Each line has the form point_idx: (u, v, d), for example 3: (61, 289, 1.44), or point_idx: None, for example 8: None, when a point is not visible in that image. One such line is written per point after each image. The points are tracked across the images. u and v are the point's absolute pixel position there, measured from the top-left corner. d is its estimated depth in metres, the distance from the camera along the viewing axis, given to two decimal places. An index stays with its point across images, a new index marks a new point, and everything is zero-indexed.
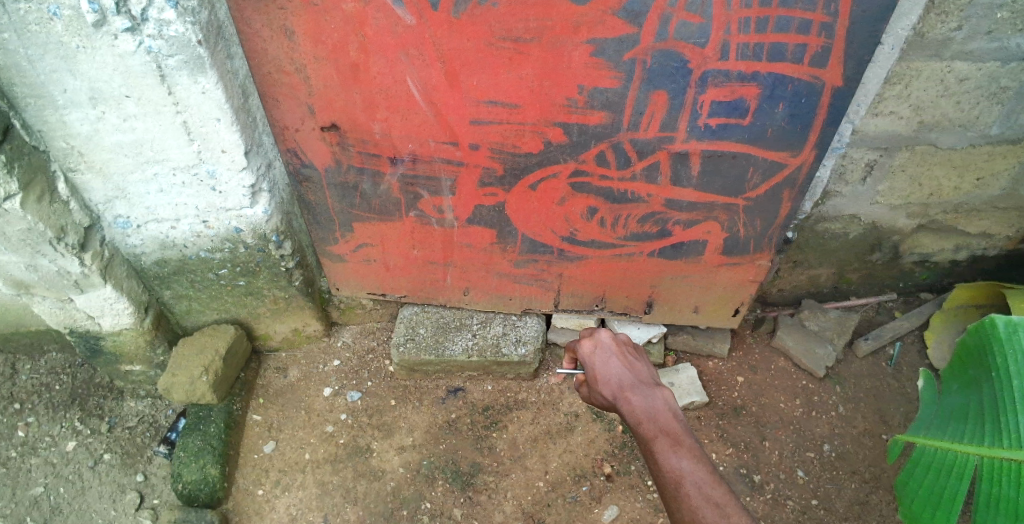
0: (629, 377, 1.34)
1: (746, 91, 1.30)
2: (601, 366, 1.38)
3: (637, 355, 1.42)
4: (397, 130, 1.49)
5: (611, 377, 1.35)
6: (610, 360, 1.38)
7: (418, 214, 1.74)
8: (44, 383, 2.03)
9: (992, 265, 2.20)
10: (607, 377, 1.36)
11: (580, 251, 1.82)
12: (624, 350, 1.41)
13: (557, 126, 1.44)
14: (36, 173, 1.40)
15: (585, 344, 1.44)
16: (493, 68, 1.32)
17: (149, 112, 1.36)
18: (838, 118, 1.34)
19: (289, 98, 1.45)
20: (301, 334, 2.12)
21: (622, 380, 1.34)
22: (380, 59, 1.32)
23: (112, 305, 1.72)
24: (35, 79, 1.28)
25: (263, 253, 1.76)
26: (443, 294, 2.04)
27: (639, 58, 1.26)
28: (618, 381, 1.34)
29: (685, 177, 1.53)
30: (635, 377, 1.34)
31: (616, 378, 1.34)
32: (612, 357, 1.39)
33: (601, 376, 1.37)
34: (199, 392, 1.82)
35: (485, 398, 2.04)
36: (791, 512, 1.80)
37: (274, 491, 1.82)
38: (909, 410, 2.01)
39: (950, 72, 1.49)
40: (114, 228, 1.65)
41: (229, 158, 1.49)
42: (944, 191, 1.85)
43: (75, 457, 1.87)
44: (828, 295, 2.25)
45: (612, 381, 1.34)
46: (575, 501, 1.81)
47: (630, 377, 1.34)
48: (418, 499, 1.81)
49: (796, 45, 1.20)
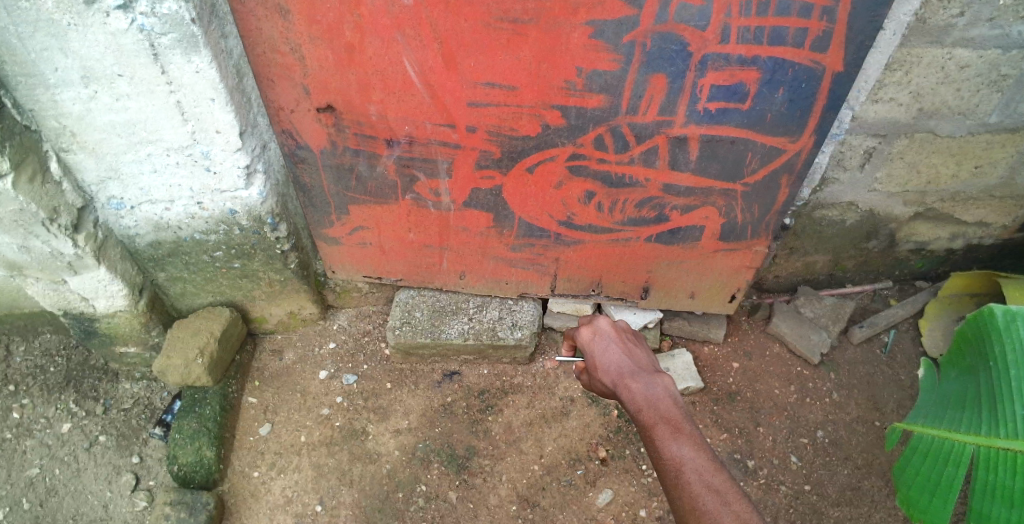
0: (629, 364, 1.34)
1: (745, 75, 1.29)
2: (601, 353, 1.39)
3: (636, 342, 1.43)
4: (393, 112, 1.48)
5: (611, 364, 1.36)
6: (609, 347, 1.39)
7: (414, 197, 1.73)
8: (38, 365, 2.03)
9: (987, 254, 2.21)
10: (607, 364, 1.37)
11: (577, 235, 1.82)
12: (623, 337, 1.42)
13: (555, 109, 1.42)
14: (27, 153, 1.38)
15: (584, 332, 1.45)
16: (490, 50, 1.30)
17: (142, 92, 1.34)
18: (837, 103, 1.33)
19: (283, 78, 1.43)
20: (296, 317, 2.11)
21: (622, 368, 1.34)
22: (375, 40, 1.31)
23: (107, 287, 1.71)
24: (25, 58, 1.25)
25: (258, 235, 1.75)
26: (439, 278, 2.03)
27: (638, 41, 1.24)
28: (618, 368, 1.34)
29: (683, 161, 1.52)
30: (635, 364, 1.34)
31: (616, 365, 1.35)
32: (611, 344, 1.40)
33: (601, 364, 1.37)
34: (194, 375, 1.82)
35: (481, 382, 2.04)
36: (784, 497, 1.82)
37: (270, 474, 1.83)
38: (901, 397, 2.03)
39: (951, 59, 1.48)
40: (108, 209, 1.63)
41: (224, 139, 1.47)
42: (941, 179, 1.85)
43: (70, 439, 1.87)
44: (824, 282, 2.26)
45: (612, 368, 1.35)
46: (569, 484, 1.82)
47: (630, 364, 1.34)
48: (413, 482, 1.82)
49: (797, 29, 1.19)
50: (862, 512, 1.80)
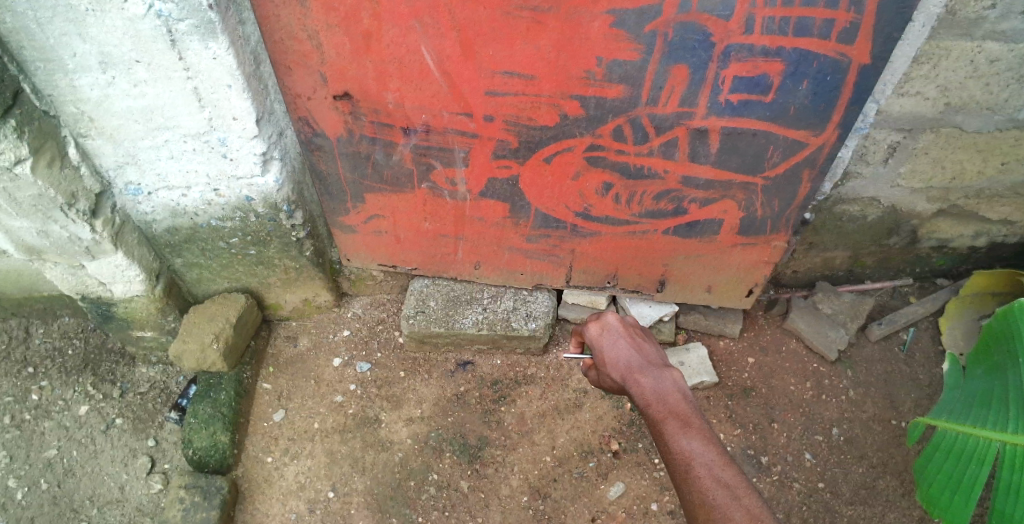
0: (638, 359, 1.33)
1: (769, 67, 1.26)
2: (609, 349, 1.38)
3: (645, 336, 1.42)
4: (410, 101, 1.47)
5: (619, 359, 1.35)
6: (617, 342, 1.38)
7: (430, 186, 1.72)
8: (57, 347, 2.06)
9: (1010, 252, 2.17)
10: (614, 359, 1.35)
11: (593, 227, 1.80)
12: (631, 333, 1.40)
13: (574, 99, 1.41)
14: (46, 138, 1.38)
15: (591, 327, 1.43)
16: (509, 39, 1.29)
17: (160, 78, 1.34)
18: (862, 97, 1.30)
19: (300, 66, 1.43)
20: (311, 305, 2.12)
21: (631, 363, 1.33)
22: (393, 28, 1.30)
23: (124, 272, 1.72)
24: (44, 43, 1.26)
25: (274, 222, 1.76)
26: (453, 267, 2.03)
27: (660, 30, 1.22)
28: (626, 362, 1.34)
29: (703, 154, 1.50)
30: (644, 358, 1.33)
31: (625, 360, 1.34)
32: (619, 339, 1.38)
33: (610, 359, 1.36)
34: (210, 360, 1.83)
35: (494, 373, 2.04)
36: (797, 494, 1.80)
37: (283, 460, 1.84)
38: (919, 396, 2.00)
39: (980, 53, 1.44)
40: (126, 195, 1.64)
41: (240, 126, 1.47)
42: (967, 175, 1.80)
43: (87, 421, 1.90)
44: (843, 278, 2.23)
45: (621, 363, 1.34)
46: (581, 476, 1.82)
47: (638, 359, 1.33)
48: (425, 471, 1.82)
49: (823, 20, 1.16)
50: (876, 511, 1.78)
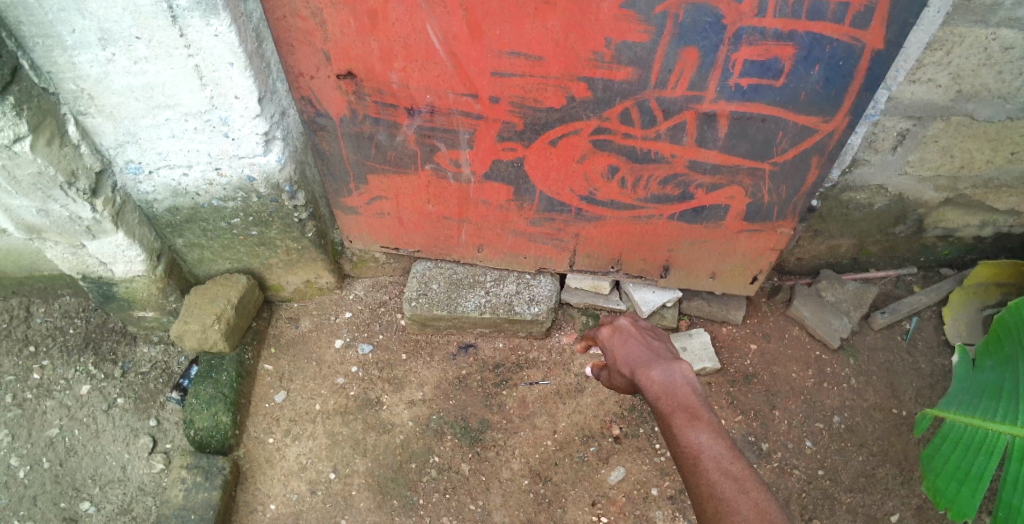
0: (648, 355, 1.34)
1: (781, 51, 1.24)
2: (619, 348, 1.40)
3: (657, 336, 1.43)
4: (415, 81, 1.45)
5: (630, 356, 1.36)
6: (628, 341, 1.39)
7: (434, 167, 1.71)
8: (59, 326, 2.06)
9: (1016, 243, 2.16)
10: (625, 357, 1.37)
11: (598, 211, 1.79)
12: (642, 333, 1.42)
13: (581, 81, 1.39)
14: (45, 116, 1.36)
15: (604, 330, 1.46)
16: (517, 19, 1.26)
17: (161, 55, 1.32)
18: (875, 84, 1.29)
19: (304, 44, 1.40)
20: (312, 286, 2.11)
21: (641, 359, 1.33)
22: (399, 7, 1.28)
23: (124, 252, 1.71)
24: (42, 19, 1.23)
25: (276, 203, 1.74)
26: (456, 250, 2.03)
27: (671, 12, 1.20)
28: (636, 359, 1.34)
29: (711, 139, 1.49)
30: (655, 354, 1.33)
31: (636, 357, 1.35)
32: (629, 338, 1.40)
33: (621, 358, 1.38)
34: (210, 340, 1.83)
35: (496, 356, 2.04)
36: (797, 480, 1.81)
37: (285, 440, 1.85)
38: (920, 385, 2.01)
39: (994, 40, 1.42)
40: (126, 173, 1.63)
41: (243, 105, 1.45)
42: (976, 165, 1.79)
43: (89, 400, 1.90)
44: (847, 266, 2.22)
45: (631, 359, 1.35)
46: (582, 460, 1.83)
47: (648, 355, 1.33)
48: (427, 453, 1.83)
49: (838, 4, 1.14)
50: (876, 499, 1.79)
